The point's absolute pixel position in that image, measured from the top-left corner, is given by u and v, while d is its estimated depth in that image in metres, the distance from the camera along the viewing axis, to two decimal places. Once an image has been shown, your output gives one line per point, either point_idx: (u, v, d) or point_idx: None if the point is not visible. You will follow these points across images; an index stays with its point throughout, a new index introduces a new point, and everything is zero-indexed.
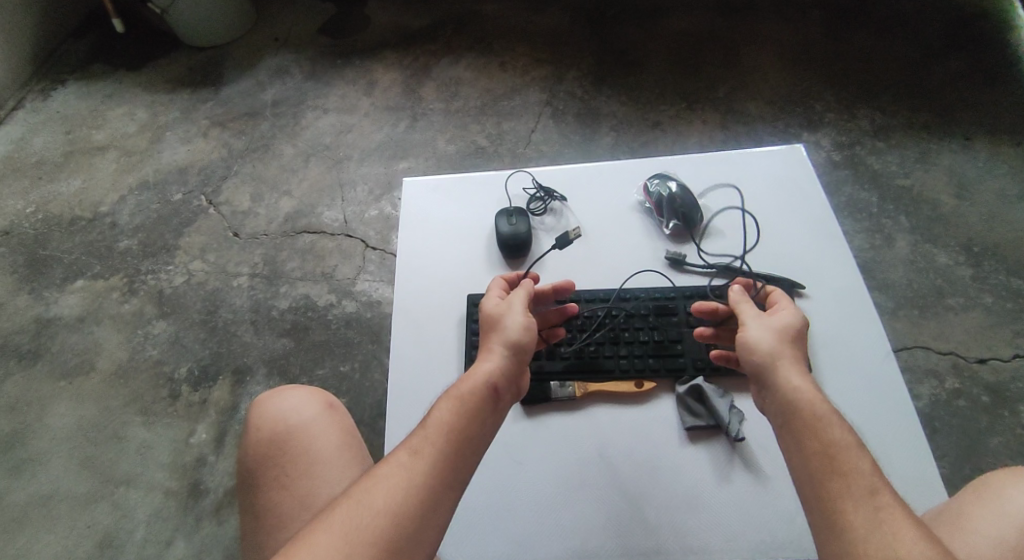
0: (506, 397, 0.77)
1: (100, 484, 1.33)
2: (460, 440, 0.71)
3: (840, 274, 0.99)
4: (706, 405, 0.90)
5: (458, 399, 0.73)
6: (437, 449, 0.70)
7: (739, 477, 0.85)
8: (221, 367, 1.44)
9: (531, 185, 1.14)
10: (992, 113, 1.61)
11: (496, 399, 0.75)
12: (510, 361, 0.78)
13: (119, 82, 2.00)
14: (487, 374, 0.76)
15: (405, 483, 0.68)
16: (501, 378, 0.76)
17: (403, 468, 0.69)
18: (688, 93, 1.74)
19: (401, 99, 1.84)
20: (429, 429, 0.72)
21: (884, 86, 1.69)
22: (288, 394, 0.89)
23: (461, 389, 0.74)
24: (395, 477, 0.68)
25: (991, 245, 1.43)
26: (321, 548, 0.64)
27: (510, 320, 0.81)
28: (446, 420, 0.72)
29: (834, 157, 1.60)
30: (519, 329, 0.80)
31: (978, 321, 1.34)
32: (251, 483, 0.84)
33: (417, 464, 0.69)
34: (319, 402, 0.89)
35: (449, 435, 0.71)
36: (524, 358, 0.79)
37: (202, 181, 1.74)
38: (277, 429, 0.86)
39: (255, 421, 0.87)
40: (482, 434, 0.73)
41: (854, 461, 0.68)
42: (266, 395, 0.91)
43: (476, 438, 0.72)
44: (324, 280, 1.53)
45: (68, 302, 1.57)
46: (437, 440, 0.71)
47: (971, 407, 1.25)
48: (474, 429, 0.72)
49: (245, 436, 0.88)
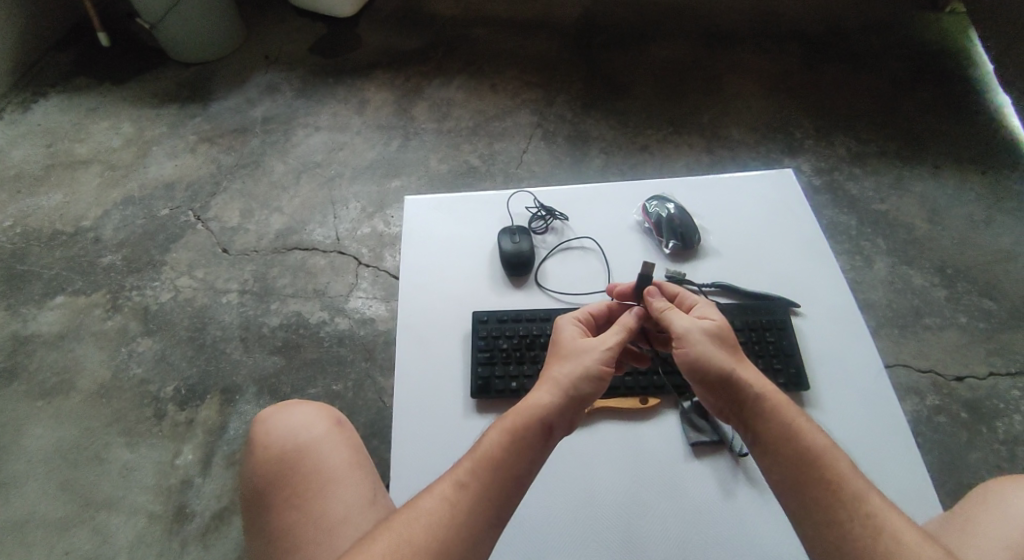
0: (559, 432, 0.76)
1: (80, 508, 1.28)
2: (505, 476, 0.71)
3: (831, 293, 1.03)
4: (709, 421, 0.92)
5: (509, 432, 0.73)
6: (482, 483, 0.71)
7: (743, 491, 0.87)
8: (209, 386, 1.41)
9: (533, 204, 1.16)
10: (960, 142, 1.70)
11: (547, 436, 0.75)
12: (568, 397, 0.76)
13: (103, 96, 1.97)
14: (541, 407, 0.75)
15: (444, 515, 0.69)
16: (556, 415, 0.75)
17: (445, 500, 0.70)
18: (675, 118, 1.79)
19: (392, 118, 1.85)
20: (477, 458, 0.72)
21: (859, 115, 1.77)
22: (296, 411, 0.89)
23: (513, 420, 0.74)
24: (436, 508, 0.69)
25: (963, 267, 1.49)
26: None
27: (579, 358, 0.80)
28: (492, 453, 0.72)
29: (815, 181, 1.66)
30: (587, 371, 0.78)
31: (954, 341, 1.40)
32: (260, 502, 0.83)
33: (460, 496, 0.70)
34: (328, 419, 0.88)
35: (493, 469, 0.71)
36: (584, 397, 0.78)
37: (190, 197, 1.72)
38: (286, 446, 0.85)
39: (261, 438, 0.86)
40: (529, 471, 0.73)
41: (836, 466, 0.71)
42: (269, 412, 0.90)
43: (521, 473, 0.72)
44: (316, 298, 1.52)
45: (47, 318, 1.52)
46: (482, 473, 0.71)
47: (951, 423, 1.30)
48: (521, 467, 0.72)
49: (250, 454, 0.86)
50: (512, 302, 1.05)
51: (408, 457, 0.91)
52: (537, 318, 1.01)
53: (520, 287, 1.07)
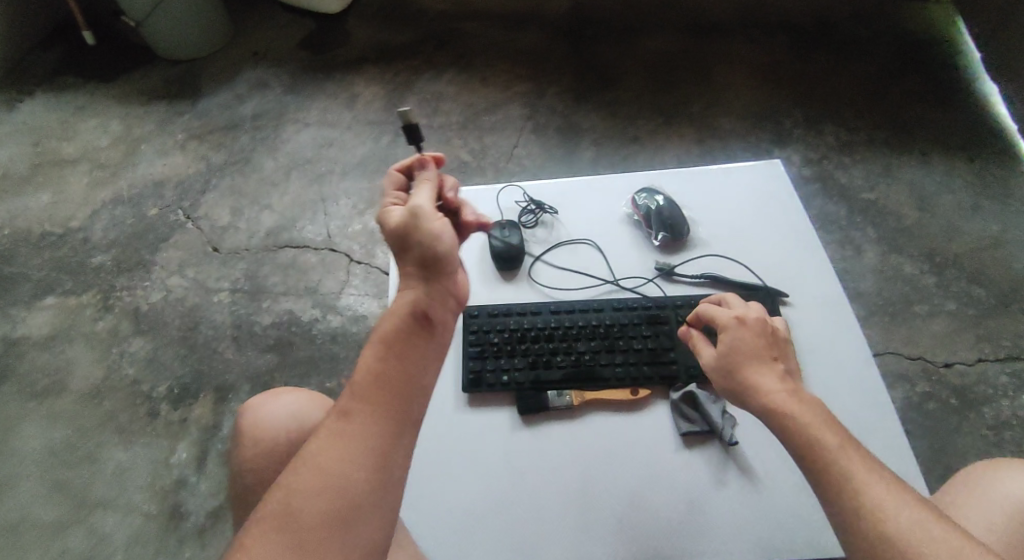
0: (442, 319, 0.73)
1: (74, 509, 1.28)
2: (389, 383, 0.69)
3: (820, 282, 1.03)
4: (699, 411, 0.91)
5: (383, 339, 0.71)
6: (367, 397, 0.68)
7: (734, 480, 0.86)
8: (202, 385, 1.41)
9: (523, 198, 1.16)
10: (949, 130, 1.70)
11: (427, 326, 0.72)
12: (429, 282, 0.73)
13: (89, 95, 1.95)
14: (407, 306, 0.72)
15: (337, 442, 0.67)
16: (428, 302, 0.72)
17: (334, 434, 0.67)
18: (665, 109, 1.80)
19: (382, 114, 1.85)
20: (358, 376, 0.70)
21: (847, 104, 1.77)
22: (286, 402, 0.88)
23: (386, 328, 0.71)
24: (328, 438, 0.67)
25: (952, 254, 1.50)
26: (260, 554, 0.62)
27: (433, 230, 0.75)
28: (370, 368, 0.69)
29: (805, 171, 1.67)
30: (444, 244, 0.74)
31: (943, 328, 1.41)
32: (254, 498, 0.83)
33: (348, 419, 0.68)
34: (319, 410, 0.88)
35: (374, 380, 0.69)
36: (449, 271, 0.75)
37: (180, 195, 1.71)
38: (278, 441, 0.84)
39: (251, 431, 0.85)
40: (413, 370, 0.70)
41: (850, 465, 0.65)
42: (260, 403, 0.89)
43: (407, 373, 0.70)
44: (308, 295, 1.51)
45: (37, 319, 1.52)
46: (364, 392, 0.68)
47: (940, 408, 1.31)
48: (406, 369, 0.70)
49: (240, 448, 0.86)
50: (503, 296, 1.05)
51: None
52: (528, 313, 1.01)
53: (511, 282, 1.07)
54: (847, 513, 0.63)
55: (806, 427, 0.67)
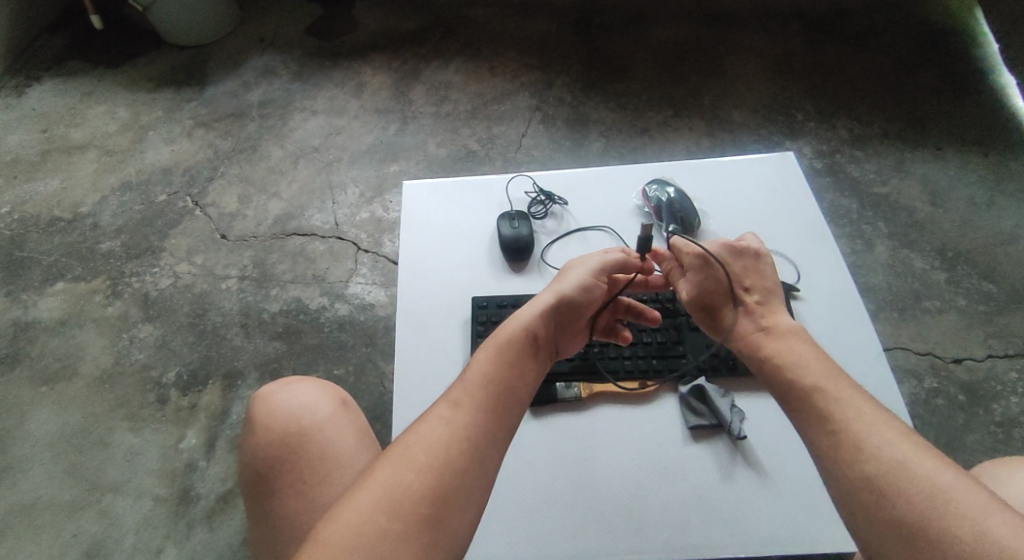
0: (543, 347, 0.78)
1: (85, 492, 1.29)
2: (505, 392, 0.70)
3: (831, 276, 1.02)
4: (707, 404, 0.91)
5: (497, 349, 0.74)
6: (482, 399, 0.69)
7: (741, 474, 0.86)
8: (211, 371, 1.41)
9: (532, 189, 1.15)
10: (963, 124, 1.68)
11: (535, 347, 0.76)
12: (556, 309, 0.80)
13: (97, 80, 1.95)
14: (527, 322, 0.77)
15: (448, 434, 0.66)
16: (540, 328, 0.77)
17: (445, 420, 0.67)
18: (675, 100, 1.78)
19: (390, 102, 1.84)
20: (469, 378, 0.71)
21: (859, 97, 1.76)
22: (299, 391, 0.88)
23: (499, 339, 0.75)
24: (439, 429, 0.66)
25: (964, 250, 1.49)
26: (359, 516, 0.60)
27: (573, 275, 0.84)
28: (486, 368, 0.71)
29: (816, 164, 1.65)
30: (575, 285, 0.82)
31: (954, 323, 1.40)
32: (265, 487, 0.83)
33: (458, 415, 0.67)
34: (333, 400, 0.88)
35: (488, 379, 0.71)
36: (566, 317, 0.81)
37: (188, 182, 1.71)
38: (290, 429, 0.84)
39: (265, 420, 0.86)
40: (522, 380, 0.72)
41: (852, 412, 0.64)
42: (273, 391, 0.89)
43: (516, 381, 0.72)
44: (315, 283, 1.52)
45: (48, 305, 1.52)
46: (478, 389, 0.70)
47: (948, 404, 1.31)
48: (517, 380, 0.72)
49: (253, 435, 0.86)
50: (511, 287, 1.04)
51: None
52: None
53: (519, 273, 1.06)
54: (824, 441, 0.64)
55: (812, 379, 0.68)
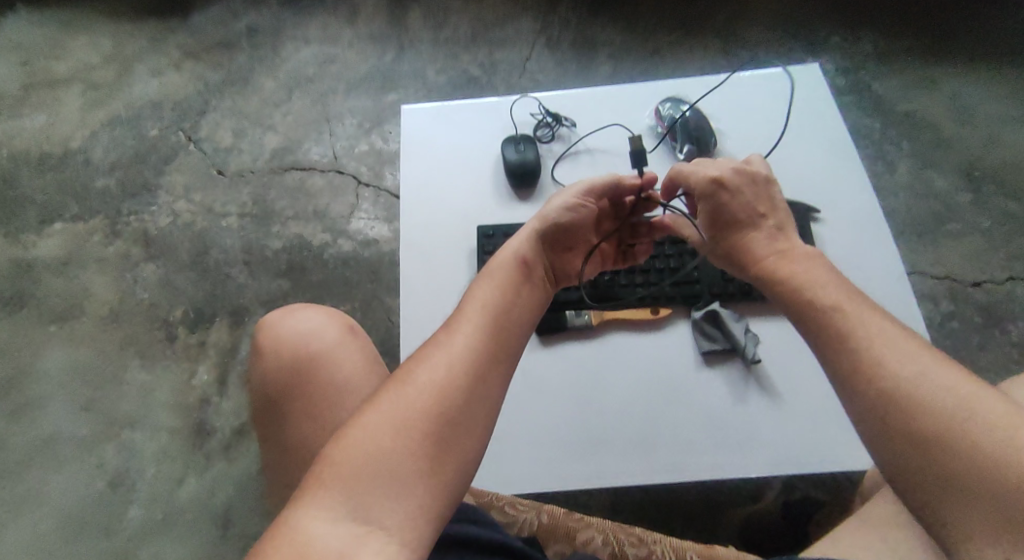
0: (539, 271, 0.73)
1: (101, 428, 1.31)
2: (507, 311, 0.65)
3: (853, 196, 0.97)
4: (721, 329, 0.88)
5: (492, 275, 0.69)
6: (483, 319, 0.64)
7: (754, 398, 0.85)
8: (217, 309, 1.40)
9: (538, 110, 1.09)
10: (994, 36, 1.59)
11: (529, 271, 0.71)
12: (543, 233, 0.76)
13: (77, 9, 1.85)
14: (517, 248, 0.72)
15: (451, 358, 0.61)
16: (530, 253, 0.72)
17: (445, 345, 0.62)
18: (688, 17, 1.68)
19: (386, 27, 1.74)
20: (468, 305, 0.66)
21: (885, 7, 1.65)
22: (305, 316, 0.86)
23: (494, 268, 0.70)
24: (441, 354, 0.61)
25: (989, 170, 1.44)
26: (362, 443, 0.56)
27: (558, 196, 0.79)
28: (484, 293, 0.66)
29: (836, 83, 1.58)
30: (562, 206, 0.78)
31: (974, 245, 1.36)
32: (274, 413, 0.82)
33: (460, 338, 0.62)
34: (339, 326, 0.86)
35: (489, 302, 0.65)
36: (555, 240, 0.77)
37: (180, 116, 1.65)
38: (297, 356, 0.83)
39: (271, 347, 0.84)
40: (522, 304, 0.67)
41: (866, 331, 0.58)
42: (278, 318, 0.87)
43: (517, 304, 0.67)
44: (317, 219, 1.48)
45: (47, 245, 1.50)
46: (479, 313, 0.64)
47: (964, 328, 1.29)
48: (518, 302, 0.67)
49: (260, 361, 0.85)
50: (518, 214, 1.01)
51: None
52: None
53: (526, 200, 1.02)
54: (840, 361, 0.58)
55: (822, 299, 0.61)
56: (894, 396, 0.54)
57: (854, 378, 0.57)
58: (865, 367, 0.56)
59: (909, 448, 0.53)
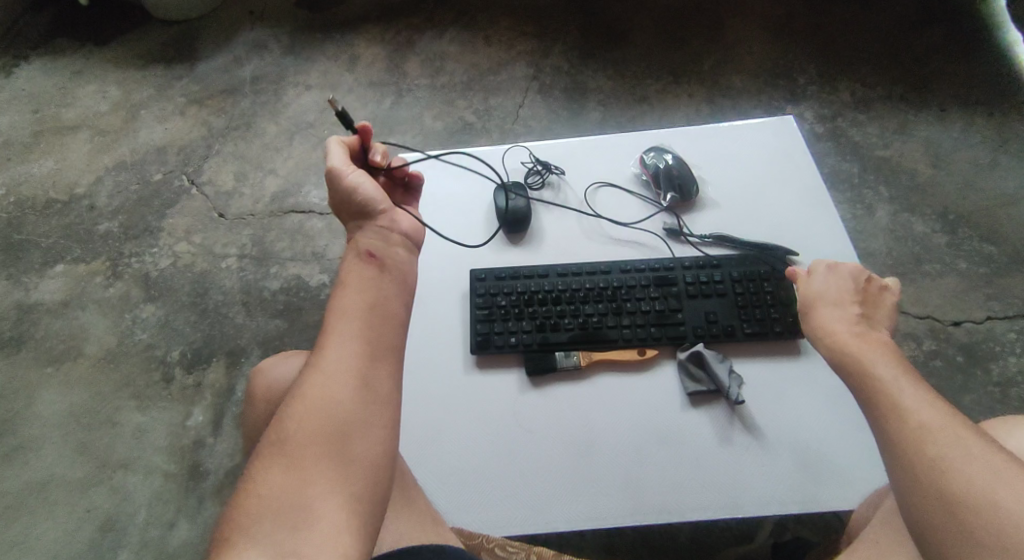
0: (388, 253, 0.77)
1: (96, 470, 1.31)
2: (372, 312, 0.72)
3: (830, 241, 1.01)
4: (706, 370, 0.91)
5: (343, 284, 0.74)
6: (349, 328, 0.70)
7: (739, 438, 0.87)
8: (214, 349, 1.42)
9: (529, 158, 1.14)
10: (967, 84, 1.66)
11: (377, 259, 0.76)
12: (364, 222, 0.79)
13: (86, 58, 1.92)
14: (354, 250, 0.77)
15: (328, 373, 0.68)
16: (369, 240, 0.77)
17: (323, 363, 0.68)
18: (675, 66, 1.76)
19: (384, 74, 1.81)
20: (331, 321, 0.72)
21: (863, 58, 1.73)
22: (297, 362, 0.89)
23: (343, 277, 0.75)
24: (320, 370, 0.68)
25: (966, 213, 1.48)
26: (272, 473, 0.62)
27: (335, 182, 0.80)
28: (348, 304, 0.72)
29: (817, 129, 1.64)
30: (350, 187, 0.79)
31: (954, 286, 1.40)
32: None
33: (331, 354, 0.69)
34: None
35: (354, 310, 0.72)
36: (379, 210, 0.79)
37: (183, 161, 1.70)
38: (289, 402, 0.85)
39: (265, 393, 0.87)
40: (387, 301, 0.73)
41: (915, 406, 0.64)
42: (271, 365, 0.90)
43: (381, 304, 0.73)
44: (315, 261, 1.52)
45: (49, 287, 1.53)
46: (348, 325, 0.71)
47: (947, 367, 1.32)
48: (380, 300, 0.73)
49: (253, 408, 0.87)
50: (509, 258, 1.04)
51: (413, 413, 0.92)
52: (533, 276, 1.00)
53: (517, 244, 1.06)
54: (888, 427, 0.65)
55: (878, 374, 0.68)
56: (939, 466, 0.60)
57: (905, 447, 0.63)
58: (915, 438, 0.63)
59: (943, 512, 0.59)
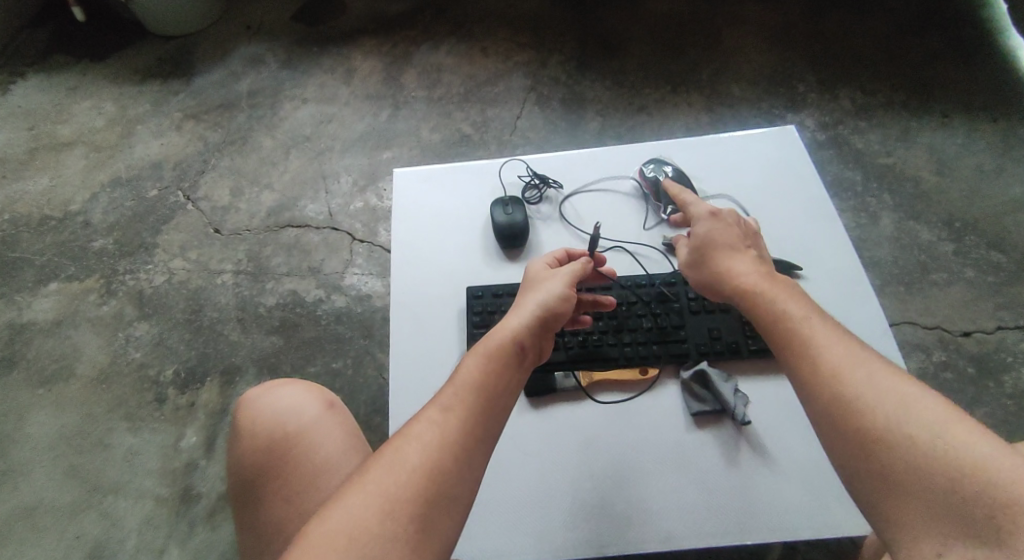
0: (530, 357, 0.75)
1: (87, 493, 1.29)
2: (495, 393, 0.69)
3: (835, 253, 0.98)
4: (710, 390, 0.88)
5: (488, 356, 0.71)
6: (474, 405, 0.68)
7: (746, 460, 0.84)
8: (208, 368, 1.40)
9: (525, 172, 1.12)
10: (971, 90, 1.64)
11: (522, 359, 0.73)
12: (539, 318, 0.76)
13: (82, 74, 1.92)
14: (513, 329, 0.74)
15: (440, 436, 0.65)
16: (528, 338, 0.74)
17: (436, 423, 0.66)
18: (673, 75, 1.74)
19: (381, 87, 1.80)
20: (457, 386, 0.69)
21: (864, 64, 1.71)
22: (284, 392, 0.86)
23: (490, 348, 0.72)
24: (430, 427, 0.66)
25: (972, 221, 1.46)
26: (351, 514, 0.61)
27: (544, 285, 0.79)
28: (475, 373, 0.70)
29: (819, 137, 1.62)
30: (555, 294, 0.78)
31: (962, 296, 1.37)
32: (254, 493, 0.82)
33: (449, 420, 0.66)
34: (320, 401, 0.86)
35: (481, 383, 0.69)
36: (551, 324, 0.77)
37: (178, 176, 1.68)
38: (277, 434, 0.83)
39: (252, 424, 0.84)
40: (512, 388, 0.71)
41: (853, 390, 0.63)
42: (258, 394, 0.87)
43: (507, 390, 0.70)
44: (312, 276, 1.49)
45: (42, 305, 1.51)
46: (469, 394, 0.68)
47: (957, 379, 1.28)
48: (504, 384, 0.70)
49: (239, 440, 0.85)
50: (506, 274, 1.01)
51: None
52: None
53: (514, 260, 1.03)
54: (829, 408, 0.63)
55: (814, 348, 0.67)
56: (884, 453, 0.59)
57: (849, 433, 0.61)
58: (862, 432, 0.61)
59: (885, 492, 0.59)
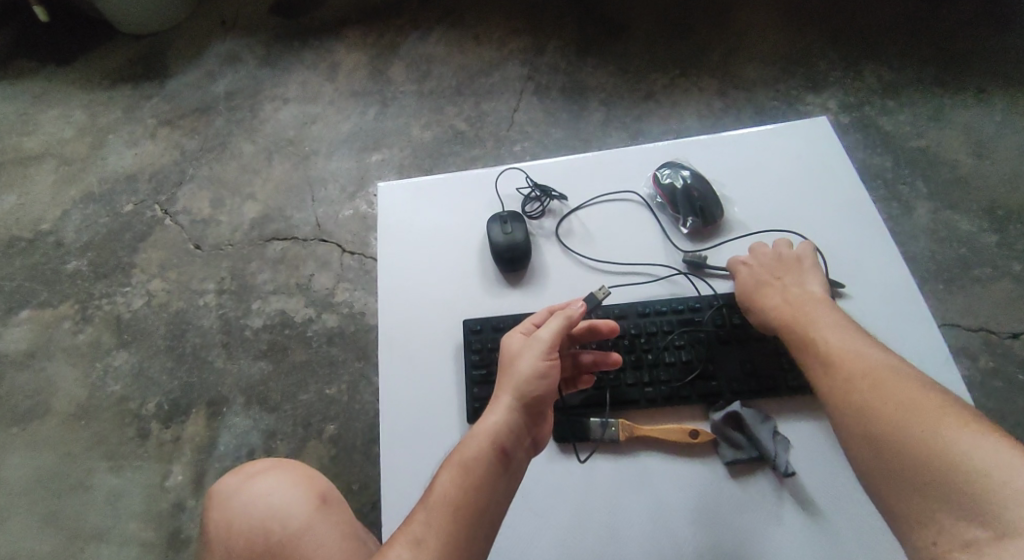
0: (517, 456, 0.66)
1: (67, 541, 1.20)
2: (473, 516, 0.60)
3: (881, 267, 0.86)
4: (746, 434, 0.77)
5: (463, 470, 0.62)
6: (448, 534, 0.59)
7: (789, 515, 0.73)
8: (193, 399, 1.30)
9: (525, 184, 1.00)
10: (1008, 62, 1.49)
11: (506, 466, 0.64)
12: (520, 412, 0.66)
13: (49, 80, 1.80)
14: (491, 433, 0.64)
15: None
16: (510, 436, 0.65)
17: None
18: (681, 58, 1.60)
19: (368, 82, 1.67)
20: (430, 510, 0.61)
21: (889, 37, 1.57)
22: (267, 490, 0.77)
23: (467, 460, 0.63)
24: None
25: (1017, 207, 1.32)
26: None
27: (520, 365, 0.69)
28: (449, 494, 0.61)
29: (842, 120, 1.48)
30: (531, 371, 0.68)
31: (1008, 293, 1.25)
32: None
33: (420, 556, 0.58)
34: (306, 498, 0.76)
35: (456, 506, 0.60)
36: (538, 409, 0.68)
37: (155, 189, 1.57)
38: (258, 543, 0.73)
39: (229, 532, 0.74)
40: (494, 506, 0.62)
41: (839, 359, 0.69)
42: (236, 490, 0.78)
43: (489, 509, 0.61)
44: (300, 293, 1.39)
45: (14, 335, 1.41)
46: (443, 523, 0.59)
47: (1008, 388, 1.17)
48: (486, 503, 0.61)
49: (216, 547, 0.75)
50: (508, 303, 0.90)
51: (402, 495, 0.79)
52: None
53: (516, 285, 0.92)
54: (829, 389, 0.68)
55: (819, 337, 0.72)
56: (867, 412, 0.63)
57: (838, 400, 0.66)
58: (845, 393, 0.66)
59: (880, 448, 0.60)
